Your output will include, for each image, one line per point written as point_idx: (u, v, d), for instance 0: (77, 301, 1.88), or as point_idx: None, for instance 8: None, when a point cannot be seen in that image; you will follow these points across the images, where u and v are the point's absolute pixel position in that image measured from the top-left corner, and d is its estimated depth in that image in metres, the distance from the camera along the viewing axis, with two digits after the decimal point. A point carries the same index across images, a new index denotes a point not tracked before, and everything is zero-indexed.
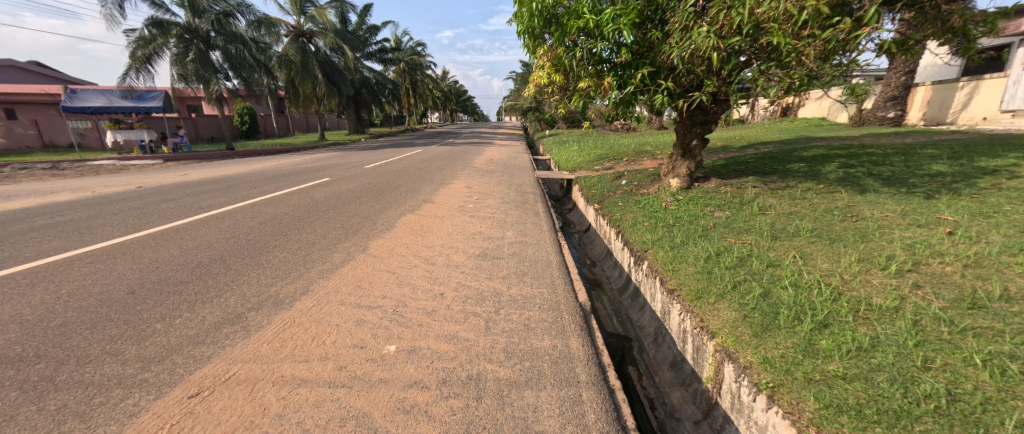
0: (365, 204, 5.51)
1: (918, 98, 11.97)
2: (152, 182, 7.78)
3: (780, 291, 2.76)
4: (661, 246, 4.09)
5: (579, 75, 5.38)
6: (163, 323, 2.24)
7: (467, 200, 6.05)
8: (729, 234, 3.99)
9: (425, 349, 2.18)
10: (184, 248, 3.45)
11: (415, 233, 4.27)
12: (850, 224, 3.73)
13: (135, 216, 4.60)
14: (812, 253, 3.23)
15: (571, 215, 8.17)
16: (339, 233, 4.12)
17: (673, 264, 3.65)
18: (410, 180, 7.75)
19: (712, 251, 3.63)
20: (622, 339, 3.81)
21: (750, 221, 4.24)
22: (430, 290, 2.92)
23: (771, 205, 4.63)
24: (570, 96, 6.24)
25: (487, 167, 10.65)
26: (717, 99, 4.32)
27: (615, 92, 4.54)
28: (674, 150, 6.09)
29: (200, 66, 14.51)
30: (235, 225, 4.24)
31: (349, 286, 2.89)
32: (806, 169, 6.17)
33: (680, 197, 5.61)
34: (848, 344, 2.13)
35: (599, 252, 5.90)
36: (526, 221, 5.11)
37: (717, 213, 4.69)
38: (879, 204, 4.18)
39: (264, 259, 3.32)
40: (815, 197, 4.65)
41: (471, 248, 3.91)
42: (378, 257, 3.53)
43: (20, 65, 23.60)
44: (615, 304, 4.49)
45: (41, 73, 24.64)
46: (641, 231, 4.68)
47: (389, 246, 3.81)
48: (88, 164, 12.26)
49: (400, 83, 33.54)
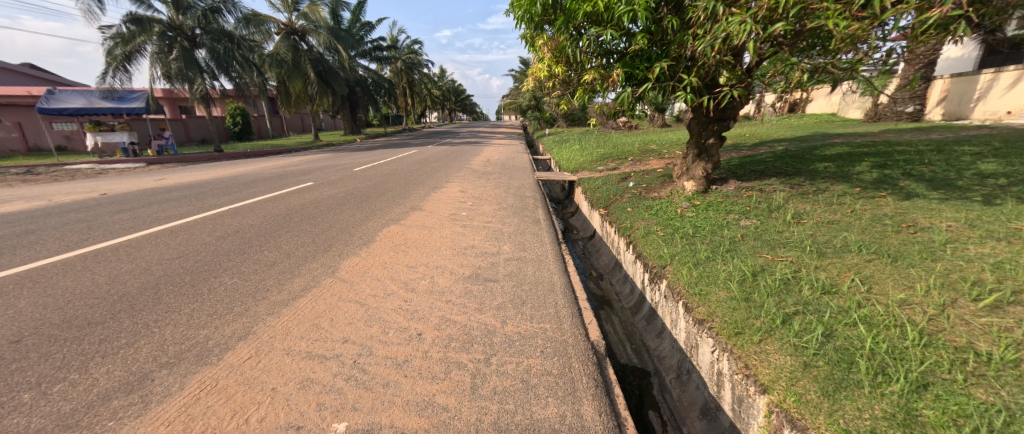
0: (345, 213, 4.93)
1: (936, 91, 11.35)
2: (121, 188, 7.19)
3: (847, 329, 2.18)
4: (683, 262, 3.50)
5: (583, 68, 4.79)
6: (35, 392, 1.67)
7: (460, 207, 5.46)
8: (762, 248, 3.38)
9: (387, 427, 1.60)
10: (113, 275, 2.86)
11: (396, 250, 3.68)
12: (908, 237, 3.15)
13: (77, 230, 4.02)
14: (874, 276, 2.64)
15: (573, 219, 7.60)
16: (307, 251, 3.53)
17: (699, 285, 3.06)
18: (400, 184, 7.16)
19: (747, 269, 3.05)
20: (638, 373, 3.23)
21: (784, 231, 3.64)
22: (407, 329, 2.34)
23: (806, 211, 4.03)
24: (572, 91, 5.63)
25: (484, 168, 10.06)
26: (745, 96, 3.78)
27: (626, 86, 3.99)
28: (688, 150, 5.50)
29: (184, 66, 13.93)
30: (187, 242, 3.65)
31: (304, 324, 2.31)
32: (834, 169, 5.60)
33: (697, 201, 5.03)
34: (968, 420, 1.56)
35: (607, 263, 5.33)
36: (525, 231, 4.53)
37: (743, 222, 4.10)
38: (934, 211, 3.60)
39: (208, 287, 2.72)
40: (855, 202, 4.06)
41: (461, 269, 3.32)
42: (348, 282, 2.94)
43: (13, 68, 23.10)
44: (627, 328, 3.92)
45: (31, 75, 23.87)
46: (656, 243, 4.10)
47: (363, 267, 3.23)
48: (66, 168, 11.67)
49: (397, 82, 32.95)
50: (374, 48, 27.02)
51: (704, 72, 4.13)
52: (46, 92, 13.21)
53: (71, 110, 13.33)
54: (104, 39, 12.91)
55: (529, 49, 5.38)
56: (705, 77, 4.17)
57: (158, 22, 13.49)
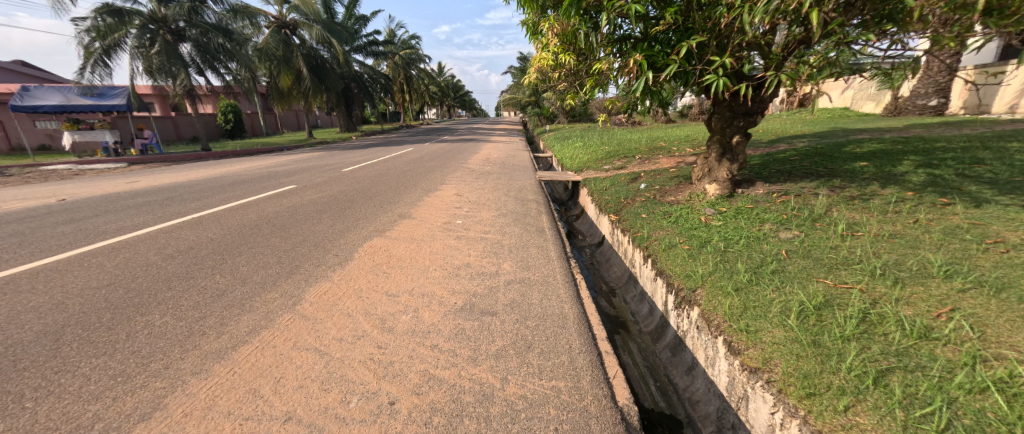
0: (323, 222, 4.35)
1: (959, 86, 10.53)
2: (86, 192, 6.59)
3: (973, 401, 1.61)
4: (719, 286, 2.92)
5: (593, 55, 4.17)
6: None
7: (455, 214, 4.89)
8: (817, 269, 2.80)
9: None
10: (11, 314, 2.29)
11: (376, 272, 3.08)
12: (1003, 257, 2.56)
13: (4, 247, 3.45)
14: (981, 315, 2.06)
15: (579, 223, 7.01)
16: (268, 274, 2.94)
17: (746, 320, 2.47)
18: (391, 187, 6.56)
19: (808, 299, 2.45)
20: (668, 424, 2.63)
21: (835, 247, 3.07)
22: (376, 395, 1.76)
23: (858, 222, 3.45)
24: (580, 83, 5.04)
25: (482, 168, 9.45)
26: (790, 86, 3.19)
27: (649, 74, 3.39)
28: (709, 149, 4.90)
29: (167, 60, 13.30)
30: (127, 263, 3.08)
31: (238, 391, 1.73)
32: (872, 169, 5.03)
33: (724, 208, 4.43)
34: None
35: (619, 275, 4.76)
36: (528, 243, 3.95)
37: (782, 234, 3.50)
38: (1017, 222, 3.04)
39: (124, 331, 2.14)
40: (915, 212, 3.49)
41: (452, 298, 2.73)
42: (310, 320, 2.35)
43: (10, 66, 22.62)
44: (648, 358, 3.34)
45: (27, 74, 23.39)
46: (681, 259, 3.53)
47: (333, 298, 2.63)
48: (40, 169, 11.10)
49: (394, 78, 32.25)
50: (369, 42, 26.24)
51: (737, 57, 3.54)
52: (20, 89, 12.58)
53: (46, 107, 12.63)
54: (79, 32, 12.28)
55: (530, 38, 4.83)
56: (738, 64, 3.59)
57: (139, 14, 12.91)
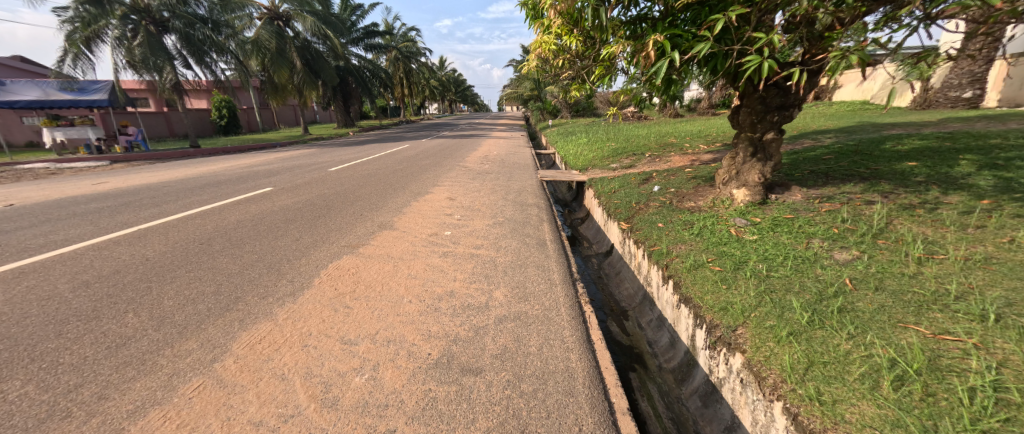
0: (289, 236, 3.73)
1: (994, 75, 9.73)
2: (45, 195, 6.02)
3: None
4: (771, 326, 2.26)
5: (602, 36, 3.46)
6: None
7: (444, 223, 4.26)
8: (902, 309, 2.14)
9: None
10: None
11: (335, 306, 2.46)
12: None
13: None
14: None
15: (584, 228, 6.35)
16: (195, 313, 2.32)
17: (815, 383, 1.82)
18: (377, 190, 5.93)
19: (903, 358, 1.81)
20: None
21: (916, 277, 2.40)
22: None
23: (933, 240, 2.79)
24: (587, 71, 4.37)
25: (481, 166, 8.82)
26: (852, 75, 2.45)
27: (674, 56, 2.65)
28: (738, 146, 4.20)
29: (149, 52, 12.67)
30: (26, 294, 2.48)
31: None
32: (925, 170, 4.35)
33: (756, 218, 3.78)
34: None
35: (632, 293, 4.10)
36: (526, 262, 3.31)
37: (838, 255, 2.85)
38: None
39: None
40: (1002, 227, 2.83)
41: (426, 346, 2.10)
42: (229, 387, 1.73)
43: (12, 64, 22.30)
44: (672, 407, 2.66)
45: (27, 71, 23.03)
46: (713, 284, 2.87)
47: (269, 349, 2.01)
48: (16, 168, 10.58)
49: (394, 72, 31.54)
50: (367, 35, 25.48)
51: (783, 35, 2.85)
52: None
53: (24, 102, 12.09)
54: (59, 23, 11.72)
55: (530, 19, 4.14)
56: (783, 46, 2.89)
57: (121, 4, 12.27)
